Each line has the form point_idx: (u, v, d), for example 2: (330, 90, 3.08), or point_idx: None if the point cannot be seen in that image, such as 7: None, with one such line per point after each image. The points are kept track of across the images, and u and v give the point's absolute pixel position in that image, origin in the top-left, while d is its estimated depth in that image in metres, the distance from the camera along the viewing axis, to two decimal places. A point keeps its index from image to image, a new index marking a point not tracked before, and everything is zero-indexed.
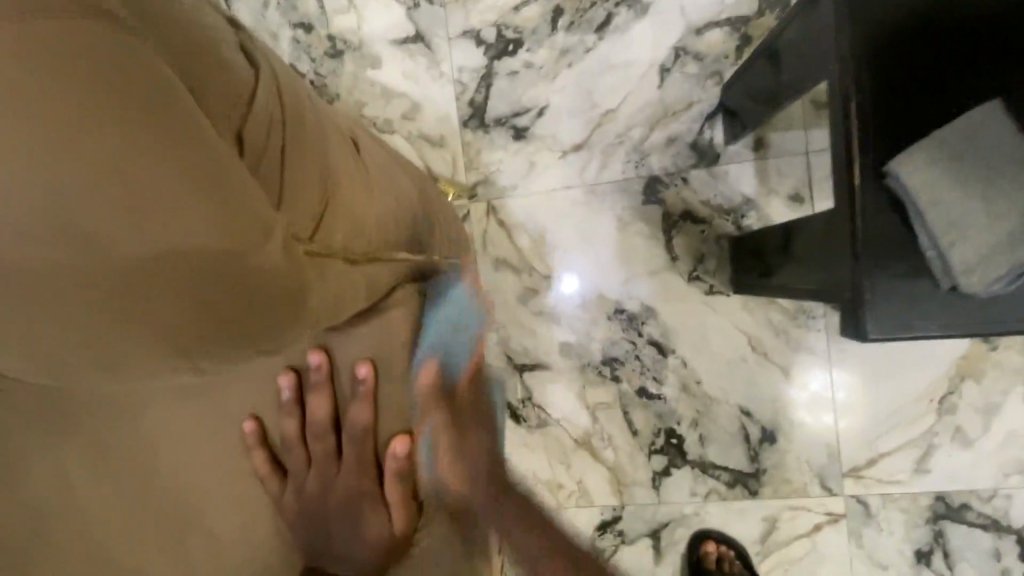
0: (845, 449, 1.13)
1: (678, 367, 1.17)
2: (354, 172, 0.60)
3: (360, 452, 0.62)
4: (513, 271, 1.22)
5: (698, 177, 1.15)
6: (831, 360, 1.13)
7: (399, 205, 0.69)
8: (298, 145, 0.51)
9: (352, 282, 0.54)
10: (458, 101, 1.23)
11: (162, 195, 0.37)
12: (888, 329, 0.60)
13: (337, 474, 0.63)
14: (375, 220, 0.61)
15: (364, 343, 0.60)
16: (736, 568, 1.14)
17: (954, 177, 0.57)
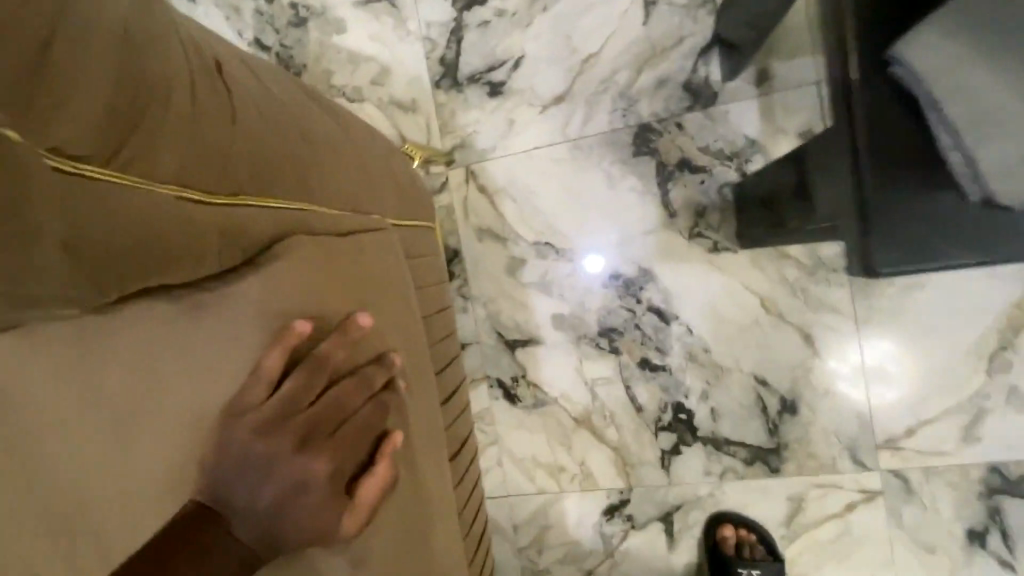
0: (880, 418, 1.00)
1: (683, 335, 1.06)
2: (244, 100, 0.47)
3: (307, 402, 0.46)
4: (497, 241, 1.13)
5: (695, 121, 1.02)
6: (858, 318, 1.00)
7: (320, 140, 0.58)
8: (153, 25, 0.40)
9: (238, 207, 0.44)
10: (428, 60, 1.14)
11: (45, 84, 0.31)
12: (897, 260, 0.57)
13: (286, 434, 0.44)
14: (282, 149, 0.50)
15: (284, 271, 0.46)
16: (757, 553, 1.03)
17: (986, 55, 0.50)
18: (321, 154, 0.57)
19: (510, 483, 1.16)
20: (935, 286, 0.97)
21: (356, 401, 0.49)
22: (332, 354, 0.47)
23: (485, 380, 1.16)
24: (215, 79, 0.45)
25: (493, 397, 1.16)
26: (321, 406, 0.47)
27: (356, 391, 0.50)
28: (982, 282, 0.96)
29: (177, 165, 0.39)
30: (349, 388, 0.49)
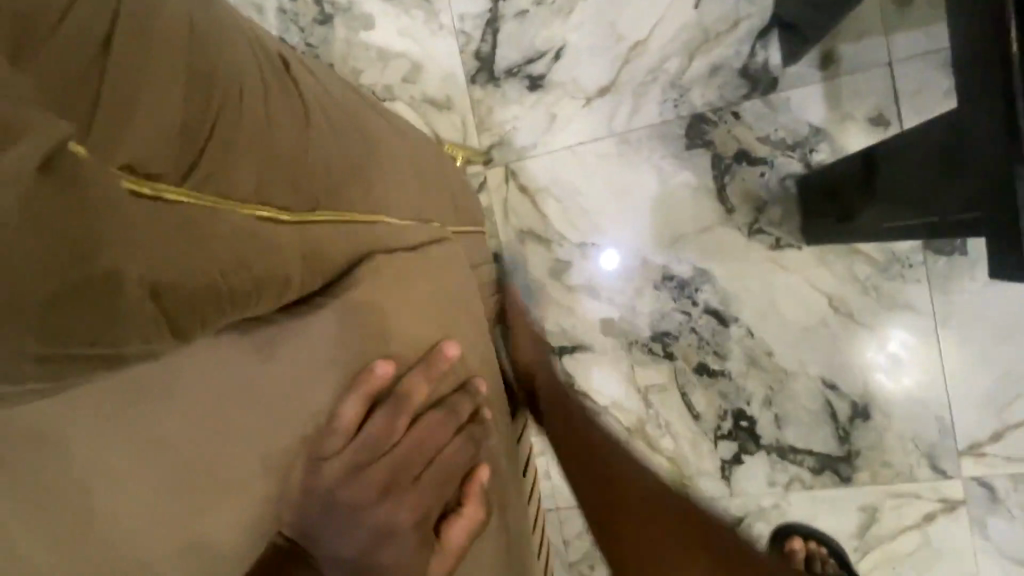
0: (961, 423, 0.93)
1: (744, 338, 1.00)
2: (309, 104, 0.42)
3: (397, 446, 0.46)
4: (540, 243, 1.07)
5: (753, 109, 0.96)
6: (936, 315, 0.93)
7: (381, 150, 0.53)
8: (226, 34, 0.35)
9: (318, 233, 0.39)
10: (463, 54, 1.08)
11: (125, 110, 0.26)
12: None
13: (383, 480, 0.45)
14: (353, 161, 0.46)
15: (368, 311, 0.44)
16: (830, 568, 0.96)
17: None
18: (385, 163, 0.52)
19: (560, 496, 1.11)
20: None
21: (439, 437, 0.50)
22: (413, 392, 0.47)
23: None
24: (278, 81, 0.39)
25: None
26: (406, 447, 0.47)
27: (437, 426, 0.50)
28: None
29: (255, 185, 0.33)
30: (432, 425, 0.49)
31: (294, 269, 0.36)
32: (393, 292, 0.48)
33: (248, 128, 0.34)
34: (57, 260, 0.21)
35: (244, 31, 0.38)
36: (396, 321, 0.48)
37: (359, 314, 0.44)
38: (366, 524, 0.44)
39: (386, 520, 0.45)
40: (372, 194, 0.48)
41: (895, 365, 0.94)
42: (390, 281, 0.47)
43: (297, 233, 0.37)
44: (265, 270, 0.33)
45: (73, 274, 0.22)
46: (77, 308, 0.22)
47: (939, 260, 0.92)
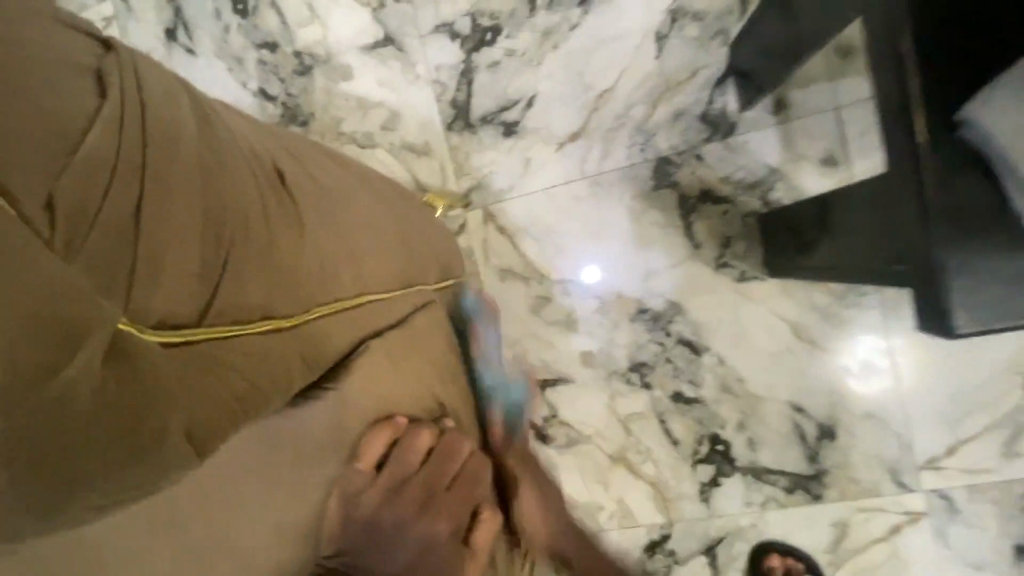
0: (919, 439, 0.99)
1: (716, 366, 1.05)
2: (304, 210, 0.46)
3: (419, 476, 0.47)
4: (520, 279, 1.12)
5: (714, 151, 1.02)
6: (891, 341, 0.99)
7: (368, 228, 0.56)
8: (228, 165, 0.39)
9: (312, 334, 0.42)
10: (440, 103, 1.13)
11: (169, 262, 0.32)
12: (985, 318, 0.49)
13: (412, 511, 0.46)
14: (342, 252, 0.49)
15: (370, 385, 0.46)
16: None
17: None
18: (373, 242, 0.56)
19: None
20: None
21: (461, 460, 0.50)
22: (419, 437, 0.48)
23: (515, 421, 1.14)
24: (275, 195, 0.43)
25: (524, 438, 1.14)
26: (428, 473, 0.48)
27: (456, 452, 0.50)
28: None
29: (261, 300, 0.38)
30: (448, 454, 0.49)
31: (296, 370, 0.40)
32: (395, 360, 0.50)
33: (247, 253, 0.38)
34: (112, 438, 0.27)
35: (243, 151, 0.43)
36: (401, 381, 0.49)
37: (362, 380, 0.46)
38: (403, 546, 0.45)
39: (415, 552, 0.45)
40: (363, 276, 0.51)
41: (868, 368, 1.00)
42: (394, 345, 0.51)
43: (292, 341, 0.40)
44: (268, 370, 0.37)
45: (125, 443, 0.28)
46: (131, 465, 0.29)
47: (891, 288, 0.98)
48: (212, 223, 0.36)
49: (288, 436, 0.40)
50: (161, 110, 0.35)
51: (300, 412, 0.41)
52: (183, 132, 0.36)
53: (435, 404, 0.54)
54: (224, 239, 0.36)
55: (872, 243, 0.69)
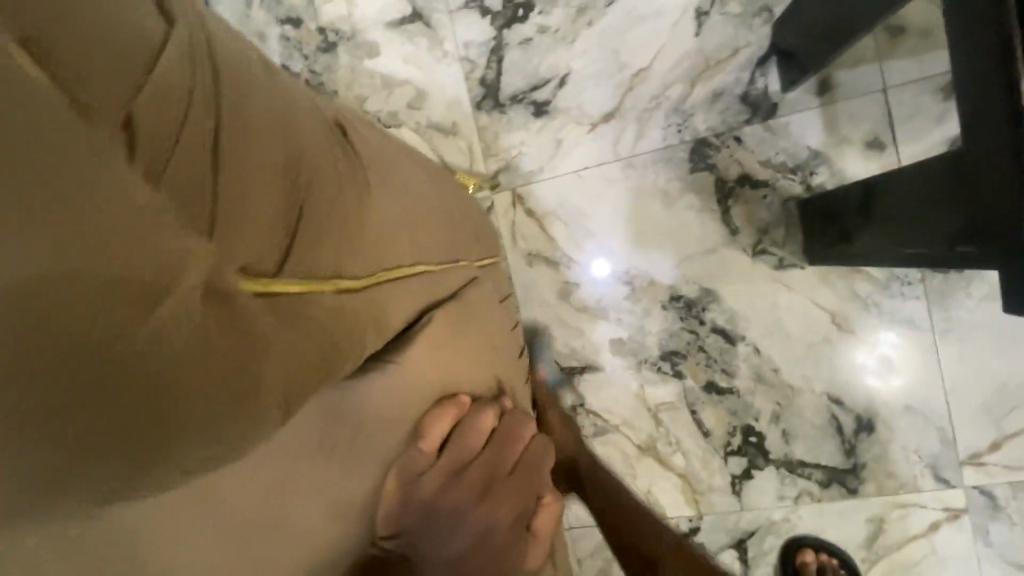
0: (961, 434, 0.96)
1: (750, 355, 1.02)
2: (366, 175, 0.44)
3: (481, 461, 0.46)
4: (549, 264, 1.09)
5: (754, 134, 0.99)
6: (936, 333, 0.95)
7: (420, 199, 0.54)
8: (292, 123, 0.37)
9: (379, 303, 0.40)
10: (468, 81, 1.09)
11: (244, 211, 0.29)
12: None
13: (478, 498, 0.44)
14: (401, 221, 0.47)
15: (429, 363, 0.44)
16: None
17: None
18: (425, 214, 0.53)
19: (572, 515, 1.12)
20: None
21: (517, 445, 0.49)
22: (481, 416, 0.46)
23: None
24: (339, 156, 0.41)
25: None
26: (488, 457, 0.46)
27: (512, 435, 0.49)
28: None
29: (333, 263, 0.36)
30: (505, 439, 0.48)
31: (365, 339, 0.38)
32: (453, 335, 0.48)
33: (313, 210, 0.36)
34: (211, 383, 0.25)
35: (307, 110, 0.41)
36: (458, 356, 0.48)
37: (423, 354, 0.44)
38: (465, 534, 0.43)
39: (478, 535, 0.44)
40: (421, 247, 0.49)
41: (887, 366, 0.97)
42: (452, 318, 0.49)
43: (362, 308, 0.38)
44: (341, 334, 0.35)
45: (224, 388, 0.26)
46: (226, 417, 0.26)
47: (936, 276, 0.94)
48: (279, 177, 0.33)
49: (349, 410, 0.38)
50: (230, 60, 0.33)
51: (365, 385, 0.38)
52: (250, 83, 0.34)
53: (489, 384, 0.52)
54: (293, 195, 0.34)
55: (924, 228, 0.66)
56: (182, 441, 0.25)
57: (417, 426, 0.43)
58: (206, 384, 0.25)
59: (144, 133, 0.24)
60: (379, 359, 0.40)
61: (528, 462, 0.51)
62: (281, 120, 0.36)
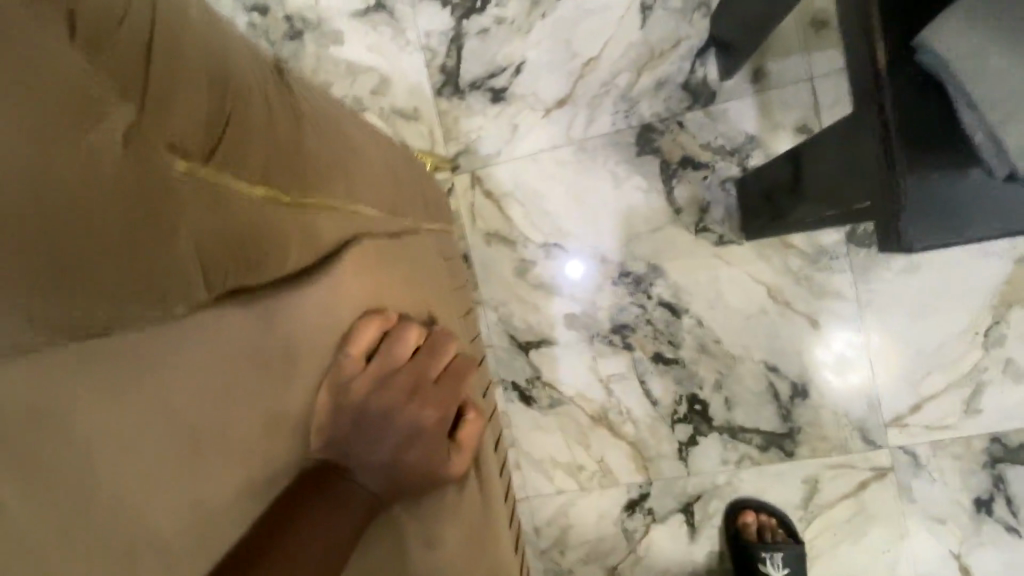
0: (885, 397, 1.03)
1: (694, 327, 1.08)
2: (303, 115, 0.50)
3: (408, 373, 0.54)
4: (506, 244, 1.14)
5: (695, 119, 1.06)
6: (862, 304, 1.03)
7: (364, 151, 0.61)
8: (231, 51, 0.42)
9: (308, 223, 0.47)
10: (429, 69, 1.14)
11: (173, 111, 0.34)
12: (934, 238, 0.54)
13: (404, 404, 0.53)
14: (336, 163, 0.54)
15: (355, 285, 0.52)
16: (779, 537, 1.05)
17: (1006, 39, 0.49)
18: (365, 164, 0.60)
19: (530, 485, 1.17)
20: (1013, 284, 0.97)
21: (441, 361, 0.57)
22: (405, 335, 0.54)
23: (500, 382, 1.16)
24: (276, 91, 0.47)
25: (508, 399, 1.16)
26: (413, 369, 0.54)
27: (439, 352, 0.57)
28: (974, 262, 0.98)
29: (263, 170, 0.42)
30: (430, 356, 0.56)
31: (292, 245, 0.45)
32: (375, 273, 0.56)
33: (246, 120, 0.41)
34: (124, 209, 0.32)
35: (249, 52, 0.46)
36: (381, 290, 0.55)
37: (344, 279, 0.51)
38: (389, 436, 0.51)
39: (405, 439, 0.52)
40: (354, 190, 0.56)
41: (843, 364, 1.04)
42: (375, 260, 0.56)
43: (292, 222, 0.45)
44: (268, 232, 0.42)
45: (138, 216, 0.33)
46: (136, 247, 0.33)
47: (860, 251, 1.02)
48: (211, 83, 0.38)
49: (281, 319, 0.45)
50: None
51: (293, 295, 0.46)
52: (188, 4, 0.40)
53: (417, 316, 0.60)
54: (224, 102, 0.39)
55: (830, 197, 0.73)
56: (98, 259, 0.32)
57: (350, 339, 0.50)
58: (127, 215, 0.32)
59: (84, 21, 0.30)
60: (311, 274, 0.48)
61: (455, 381, 0.59)
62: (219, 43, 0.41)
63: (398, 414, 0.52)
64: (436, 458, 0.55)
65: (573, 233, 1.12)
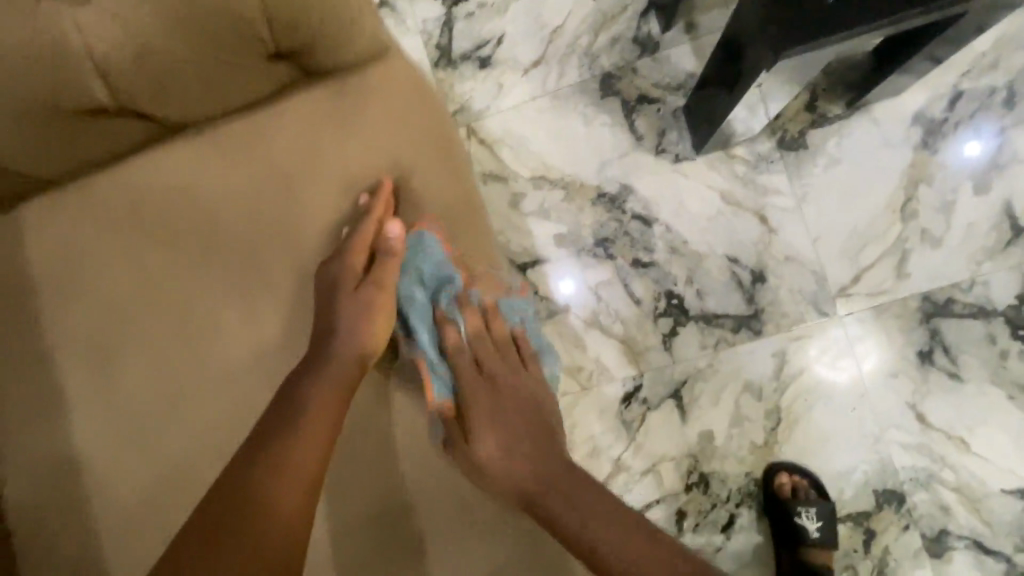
0: (830, 273, 1.22)
1: (664, 233, 1.28)
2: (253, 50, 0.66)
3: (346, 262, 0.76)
4: (500, 182, 1.34)
5: (645, 64, 1.31)
6: (798, 195, 1.24)
7: (353, 110, 0.77)
8: (226, 43, 0.64)
9: (271, 141, 0.77)
10: (426, 47, 1.39)
11: (172, 65, 0.65)
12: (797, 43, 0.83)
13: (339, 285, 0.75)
14: (331, 106, 0.77)
15: (297, 184, 0.78)
16: (811, 497, 1.18)
17: None
18: (372, 108, 0.78)
19: None
20: (913, 166, 1.20)
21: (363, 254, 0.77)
22: (348, 250, 0.76)
23: None
24: (233, 47, 0.65)
25: None
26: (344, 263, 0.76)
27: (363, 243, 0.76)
28: (884, 152, 1.21)
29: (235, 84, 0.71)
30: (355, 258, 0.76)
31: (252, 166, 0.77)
32: (408, 88, 0.79)
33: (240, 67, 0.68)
34: (163, 113, 0.72)
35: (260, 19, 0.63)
36: (398, 114, 0.78)
37: (375, 87, 0.78)
38: (326, 310, 0.75)
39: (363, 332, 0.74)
40: (333, 128, 0.78)
41: (791, 252, 1.23)
42: (393, 71, 0.78)
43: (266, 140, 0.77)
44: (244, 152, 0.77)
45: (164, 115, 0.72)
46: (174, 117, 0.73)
47: (790, 154, 1.24)
48: (240, 56, 0.67)
49: (267, 227, 0.77)
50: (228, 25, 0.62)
51: (286, 222, 0.78)
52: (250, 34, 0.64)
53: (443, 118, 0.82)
54: (219, 56, 0.66)
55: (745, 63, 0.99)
56: (199, 183, 0.77)
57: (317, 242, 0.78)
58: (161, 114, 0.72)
59: (201, 44, 0.63)
60: (315, 194, 0.78)
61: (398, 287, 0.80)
62: (277, 39, 0.66)
63: (356, 306, 0.75)
64: (349, 324, 0.74)
65: (556, 165, 1.33)
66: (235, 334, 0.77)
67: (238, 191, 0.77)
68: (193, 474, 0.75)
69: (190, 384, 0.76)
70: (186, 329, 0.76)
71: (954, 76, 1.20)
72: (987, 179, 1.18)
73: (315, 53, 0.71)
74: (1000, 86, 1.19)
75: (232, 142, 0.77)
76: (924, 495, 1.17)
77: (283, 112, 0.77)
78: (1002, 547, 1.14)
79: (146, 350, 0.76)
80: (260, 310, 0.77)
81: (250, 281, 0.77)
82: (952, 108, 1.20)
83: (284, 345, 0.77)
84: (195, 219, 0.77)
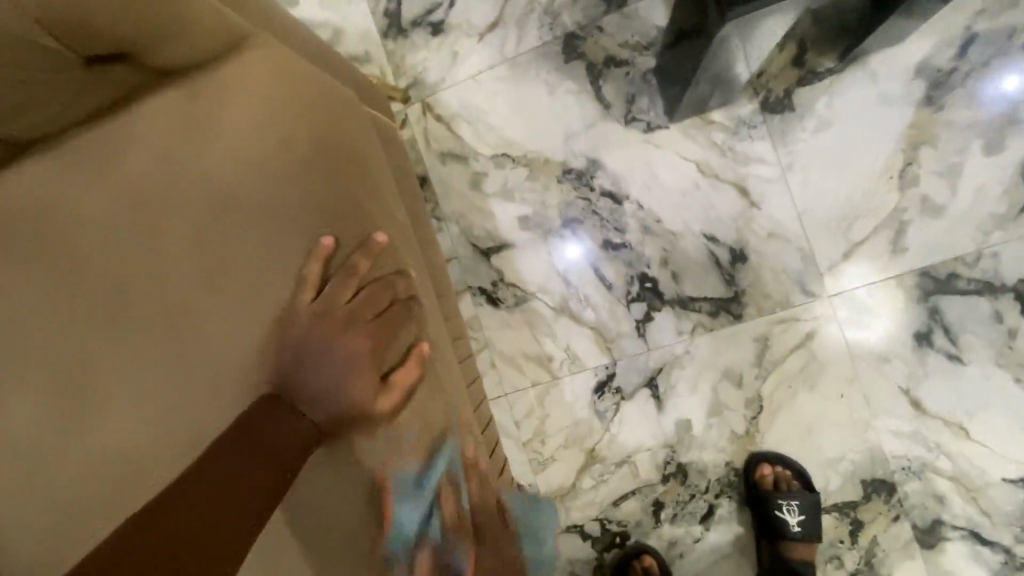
0: (818, 249, 1.11)
1: (636, 211, 1.17)
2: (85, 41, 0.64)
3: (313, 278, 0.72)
4: (460, 161, 1.25)
5: (612, 21, 1.17)
6: (784, 164, 1.11)
7: (223, 106, 0.73)
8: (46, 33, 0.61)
9: (132, 148, 0.72)
10: (374, 14, 1.26)
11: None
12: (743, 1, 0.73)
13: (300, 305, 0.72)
14: (198, 105, 0.73)
15: (163, 193, 0.72)
16: (795, 488, 1.11)
17: None
18: (240, 100, 0.73)
19: (506, 382, 1.24)
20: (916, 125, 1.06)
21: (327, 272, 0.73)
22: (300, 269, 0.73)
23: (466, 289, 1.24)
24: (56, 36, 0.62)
25: (476, 305, 1.25)
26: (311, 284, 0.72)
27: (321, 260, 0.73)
28: (881, 111, 1.07)
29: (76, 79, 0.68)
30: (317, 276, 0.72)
31: (115, 176, 0.72)
32: (276, 72, 0.74)
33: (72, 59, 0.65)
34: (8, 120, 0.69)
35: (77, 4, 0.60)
36: (267, 104, 0.73)
37: (238, 76, 0.73)
38: (263, 327, 0.72)
39: (349, 355, 0.71)
40: (203, 126, 0.72)
41: (777, 228, 1.12)
42: (252, 55, 0.74)
43: (128, 146, 0.72)
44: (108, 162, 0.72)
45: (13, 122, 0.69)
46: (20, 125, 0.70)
47: (775, 117, 1.11)
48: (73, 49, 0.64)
49: (135, 238, 0.72)
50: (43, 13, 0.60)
51: (154, 233, 0.72)
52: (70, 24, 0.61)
53: (322, 100, 0.77)
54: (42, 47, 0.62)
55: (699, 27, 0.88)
56: (60, 200, 0.72)
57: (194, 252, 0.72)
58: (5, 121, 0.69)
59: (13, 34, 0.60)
60: (183, 200, 0.72)
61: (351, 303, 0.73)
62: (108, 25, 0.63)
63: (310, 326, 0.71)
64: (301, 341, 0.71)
65: (517, 140, 1.22)
66: (105, 359, 0.72)
67: (101, 202, 0.72)
68: (84, 510, 0.69)
69: (78, 412, 0.71)
70: (53, 357, 0.72)
71: (967, 16, 1.04)
72: (1001, 138, 1.04)
73: (157, 43, 0.68)
74: (1020, 26, 1.03)
75: (97, 153, 0.73)
76: (917, 485, 1.09)
77: (140, 114, 0.73)
78: (1000, 538, 1.07)
79: (30, 379, 0.71)
80: (132, 331, 0.72)
81: (122, 299, 0.72)
82: (962, 54, 1.04)
83: (173, 362, 0.72)
84: (59, 238, 0.72)
